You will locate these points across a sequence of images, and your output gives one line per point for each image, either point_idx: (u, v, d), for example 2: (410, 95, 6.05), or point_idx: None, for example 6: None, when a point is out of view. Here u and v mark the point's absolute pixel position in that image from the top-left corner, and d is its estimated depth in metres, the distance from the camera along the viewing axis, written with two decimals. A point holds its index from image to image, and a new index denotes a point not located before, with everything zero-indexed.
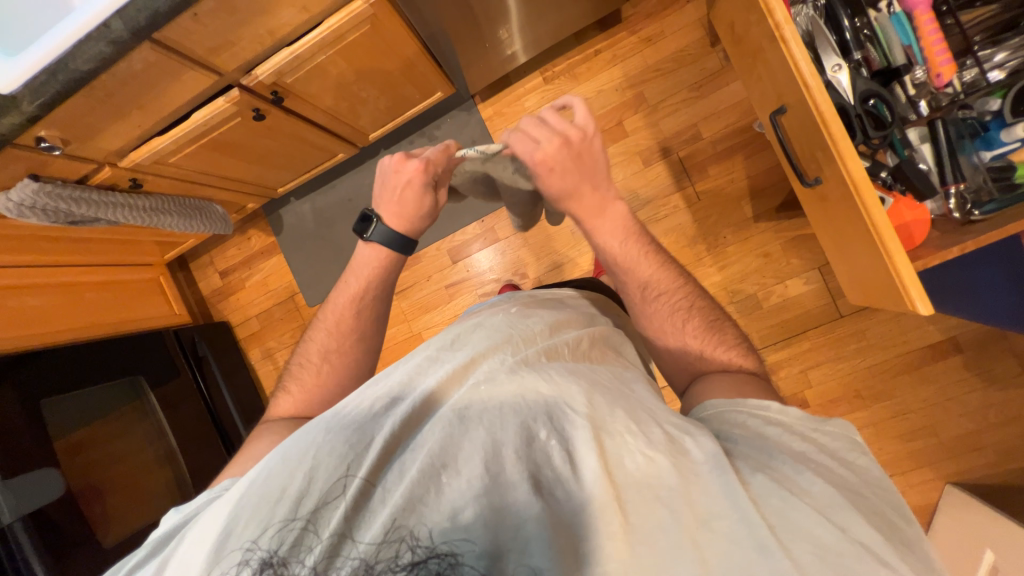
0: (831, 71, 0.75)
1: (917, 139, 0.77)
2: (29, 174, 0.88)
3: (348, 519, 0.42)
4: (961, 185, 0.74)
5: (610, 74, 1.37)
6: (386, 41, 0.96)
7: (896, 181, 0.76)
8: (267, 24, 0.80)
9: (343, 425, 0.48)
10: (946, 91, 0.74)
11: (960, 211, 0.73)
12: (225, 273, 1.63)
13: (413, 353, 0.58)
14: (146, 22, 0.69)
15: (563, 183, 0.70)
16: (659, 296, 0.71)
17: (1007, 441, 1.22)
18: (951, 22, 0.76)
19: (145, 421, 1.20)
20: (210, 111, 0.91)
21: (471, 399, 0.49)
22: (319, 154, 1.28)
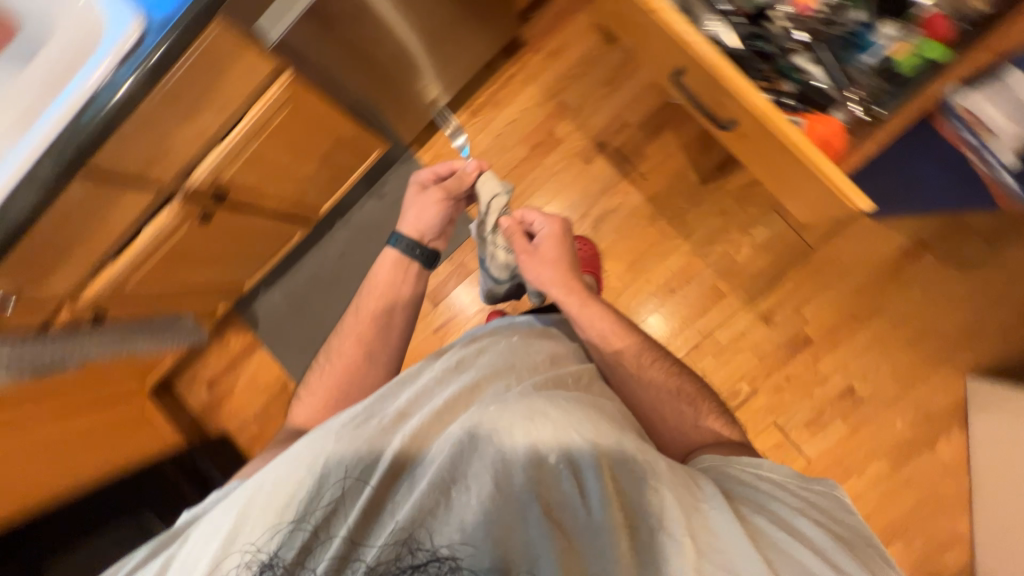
0: (711, 25, 0.81)
1: (806, 62, 0.80)
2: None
3: (366, 529, 0.50)
4: (857, 89, 0.79)
5: (530, 91, 1.45)
6: (312, 116, 1.00)
7: (804, 105, 0.82)
8: (193, 128, 0.83)
9: (361, 440, 0.55)
10: (814, 15, 0.80)
11: (865, 112, 0.79)
12: (213, 383, 1.59)
13: (425, 380, 0.64)
14: (74, 154, 0.71)
15: (554, 247, 0.90)
16: (651, 363, 0.82)
17: (1003, 319, 1.25)
18: None
19: None
20: (157, 225, 0.93)
21: (481, 420, 0.53)
22: (276, 239, 1.30)
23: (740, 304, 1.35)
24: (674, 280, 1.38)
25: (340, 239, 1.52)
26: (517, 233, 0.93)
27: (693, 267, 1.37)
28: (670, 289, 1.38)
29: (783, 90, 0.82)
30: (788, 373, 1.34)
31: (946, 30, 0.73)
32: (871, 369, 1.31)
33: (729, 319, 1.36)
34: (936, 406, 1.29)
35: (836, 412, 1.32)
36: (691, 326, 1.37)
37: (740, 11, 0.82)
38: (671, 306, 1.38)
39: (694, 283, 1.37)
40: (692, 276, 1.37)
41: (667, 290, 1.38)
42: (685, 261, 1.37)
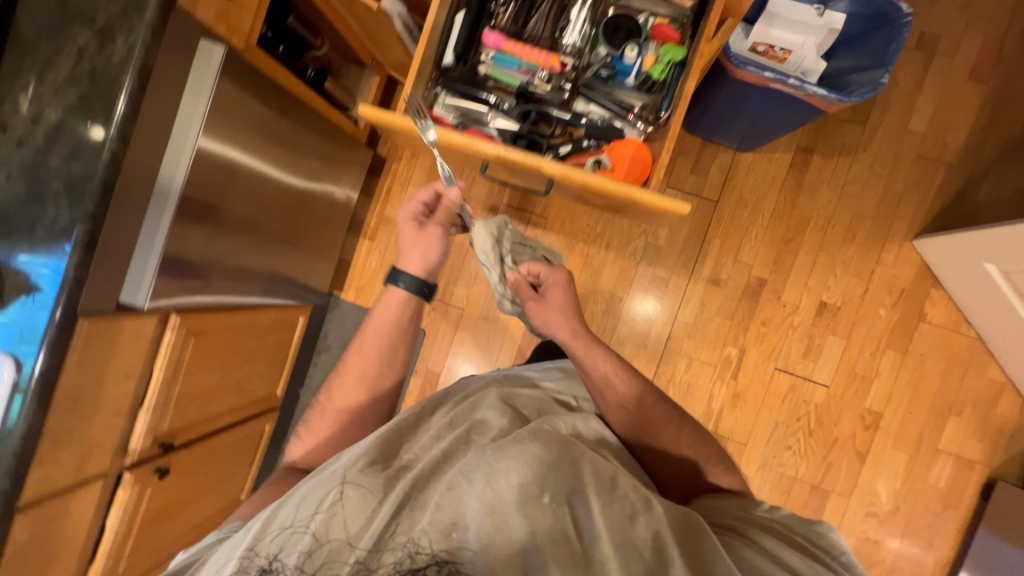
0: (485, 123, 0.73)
1: (585, 107, 0.73)
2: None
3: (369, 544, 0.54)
4: (636, 110, 0.71)
5: (410, 194, 1.52)
6: (218, 331, 1.04)
7: (600, 139, 0.71)
8: (110, 410, 0.85)
9: (372, 474, 0.60)
10: (567, 68, 0.72)
11: (652, 124, 0.71)
12: None
13: (422, 434, 0.71)
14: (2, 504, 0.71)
15: (560, 299, 0.92)
16: (652, 405, 0.88)
17: (909, 177, 1.30)
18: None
19: None
20: (119, 507, 0.93)
21: (479, 462, 0.59)
22: (247, 442, 1.30)
23: (686, 279, 1.38)
24: (618, 288, 1.40)
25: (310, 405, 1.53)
26: (521, 284, 0.95)
27: (628, 269, 1.40)
28: (620, 298, 1.40)
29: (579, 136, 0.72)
30: (762, 317, 1.35)
31: (676, 35, 0.69)
32: (829, 277, 1.33)
33: (684, 297, 1.38)
34: (903, 280, 1.31)
35: (823, 331, 1.33)
36: (655, 321, 1.39)
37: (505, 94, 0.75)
38: (628, 313, 1.40)
39: (636, 282, 1.40)
40: (631, 277, 1.40)
41: (617, 300, 1.40)
42: (619, 268, 1.41)
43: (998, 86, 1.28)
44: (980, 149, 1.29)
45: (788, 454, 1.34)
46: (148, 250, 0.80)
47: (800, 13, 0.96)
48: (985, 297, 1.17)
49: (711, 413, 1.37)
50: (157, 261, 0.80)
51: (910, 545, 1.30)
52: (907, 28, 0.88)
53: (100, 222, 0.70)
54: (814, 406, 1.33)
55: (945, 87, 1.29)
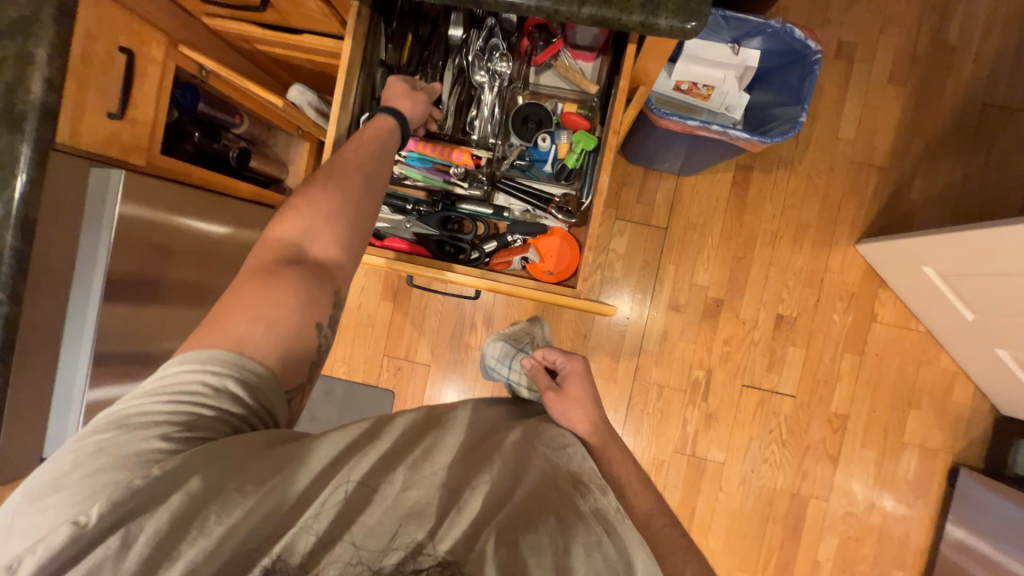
0: (408, 230, 0.77)
1: (504, 201, 0.78)
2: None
3: (388, 551, 0.48)
4: (553, 201, 0.75)
5: None
6: None
7: (524, 234, 0.76)
8: None
9: (422, 476, 0.56)
10: (482, 163, 0.75)
11: (573, 215, 0.75)
12: None
13: (479, 444, 0.67)
14: None
15: (584, 393, 0.89)
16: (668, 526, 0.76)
17: (844, 184, 1.34)
18: (443, 92, 0.74)
19: None
20: None
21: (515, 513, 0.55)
22: None
23: (646, 309, 1.39)
24: (582, 325, 1.40)
25: None
26: (539, 372, 0.94)
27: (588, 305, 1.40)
28: (584, 335, 1.39)
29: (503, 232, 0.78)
30: (724, 337, 1.37)
31: (586, 122, 0.73)
32: (783, 289, 1.36)
33: (646, 326, 1.39)
34: (851, 284, 1.34)
35: (782, 343, 1.36)
36: (622, 353, 1.39)
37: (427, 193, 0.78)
38: (595, 348, 1.40)
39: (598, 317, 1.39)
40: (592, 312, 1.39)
41: (583, 337, 1.40)
42: None
43: (918, 86, 1.32)
44: (907, 150, 1.33)
45: (766, 467, 1.36)
46: (66, 407, 0.73)
47: (721, 54, 0.96)
48: (927, 295, 1.21)
49: (687, 436, 1.38)
50: (80, 419, 0.74)
51: (888, 537, 1.34)
52: (818, 66, 0.89)
53: (5, 389, 0.65)
54: (784, 416, 1.36)
55: (869, 92, 1.32)
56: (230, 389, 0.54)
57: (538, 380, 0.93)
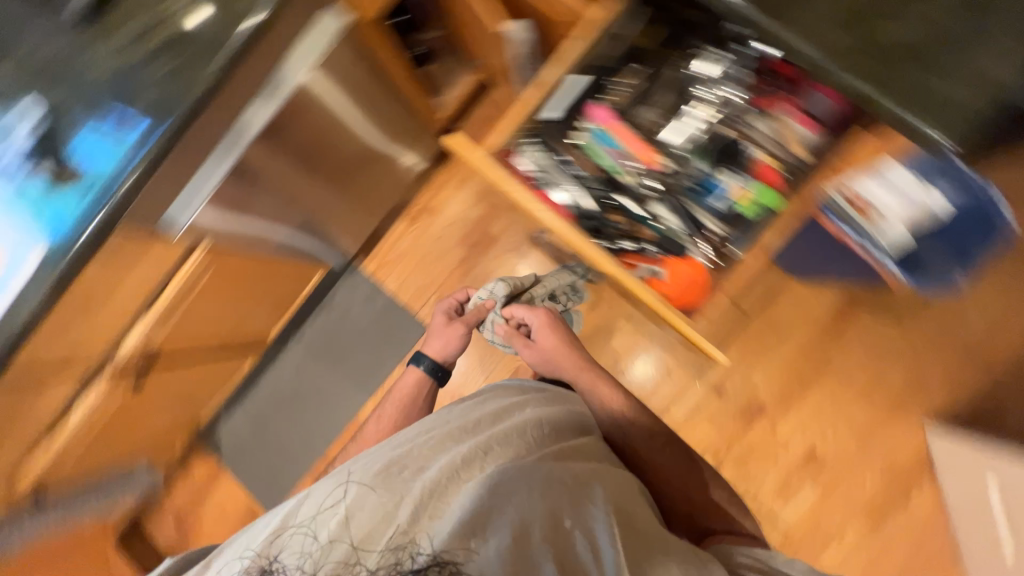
0: (567, 196, 0.87)
1: (660, 210, 0.86)
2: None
3: (375, 554, 0.54)
4: (706, 230, 0.84)
5: (463, 195, 1.52)
6: (236, 269, 1.05)
7: (662, 248, 0.86)
8: (112, 313, 0.86)
9: (399, 474, 0.60)
10: (659, 169, 0.86)
11: (717, 254, 0.83)
12: (177, 516, 1.56)
13: (460, 432, 0.69)
14: None
15: (552, 336, 0.97)
16: (660, 448, 0.89)
17: (943, 364, 1.28)
18: (647, 106, 0.89)
19: None
20: (87, 402, 0.95)
21: (500, 481, 0.60)
22: (224, 372, 1.32)
23: (690, 377, 1.36)
24: (623, 360, 1.39)
25: (295, 355, 1.55)
26: (513, 334, 0.98)
27: (639, 345, 1.39)
28: (621, 370, 1.39)
29: (645, 238, 0.87)
30: (748, 441, 1.34)
31: (774, 178, 0.81)
32: (829, 429, 1.31)
33: (682, 392, 1.36)
34: (898, 459, 1.28)
35: (801, 477, 1.31)
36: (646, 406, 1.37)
37: (596, 170, 0.89)
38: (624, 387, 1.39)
39: (642, 361, 1.38)
40: (639, 354, 1.38)
41: (619, 371, 1.39)
42: (631, 341, 1.39)
43: None
44: None
45: None
46: (209, 171, 0.83)
47: (907, 183, 0.75)
48: (972, 508, 1.15)
49: None
50: (213, 185, 0.83)
51: None
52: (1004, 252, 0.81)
53: (178, 137, 0.74)
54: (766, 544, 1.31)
55: None
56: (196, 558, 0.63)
57: (515, 343, 0.98)
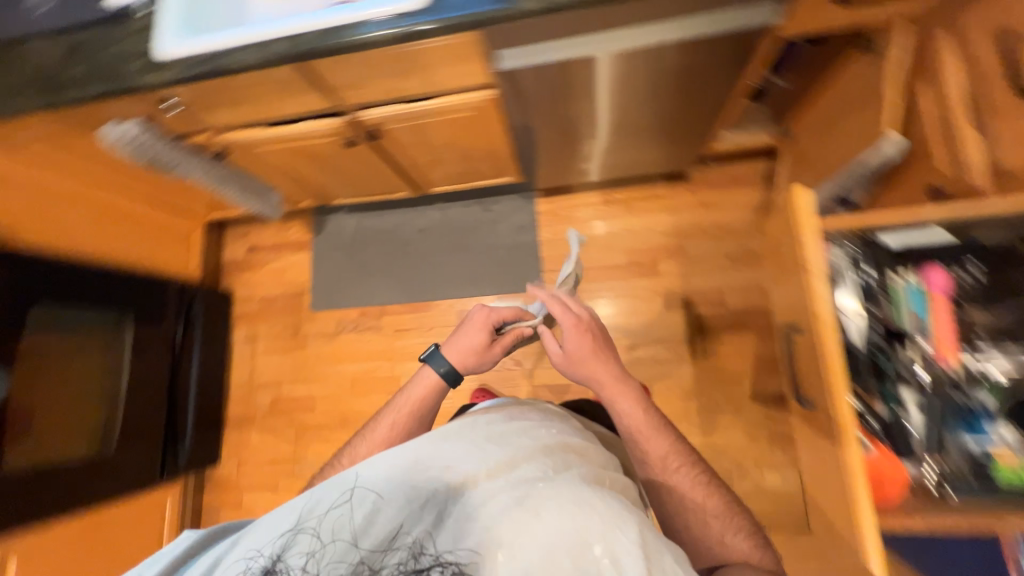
0: (846, 313, 0.81)
1: (910, 402, 0.78)
2: (108, 122, 1.01)
3: (384, 561, 0.61)
4: (938, 457, 0.76)
5: (663, 219, 1.47)
6: (481, 126, 1.09)
7: (882, 431, 0.79)
8: (392, 84, 0.92)
9: (404, 484, 0.65)
10: (947, 371, 0.78)
11: (937, 487, 0.74)
12: (253, 250, 1.74)
13: (474, 439, 0.72)
14: (303, 53, 0.79)
15: (586, 348, 0.88)
16: (677, 467, 0.85)
17: None
18: (981, 311, 0.80)
19: (108, 351, 1.28)
20: (312, 125, 1.04)
21: (526, 496, 0.63)
22: (383, 186, 1.39)
23: None
24: None
25: (429, 217, 1.61)
26: (548, 340, 0.92)
27: None
28: None
29: (873, 410, 0.80)
30: None
31: None
32: None
33: None
34: None
35: None
36: None
37: (884, 319, 0.82)
38: None
39: None
40: None
41: None
42: None
43: None
44: None
45: None
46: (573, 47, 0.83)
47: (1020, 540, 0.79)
48: None
49: None
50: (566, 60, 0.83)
51: None
52: None
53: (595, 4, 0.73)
54: None
55: None
56: (213, 531, 0.69)
57: (551, 344, 0.92)
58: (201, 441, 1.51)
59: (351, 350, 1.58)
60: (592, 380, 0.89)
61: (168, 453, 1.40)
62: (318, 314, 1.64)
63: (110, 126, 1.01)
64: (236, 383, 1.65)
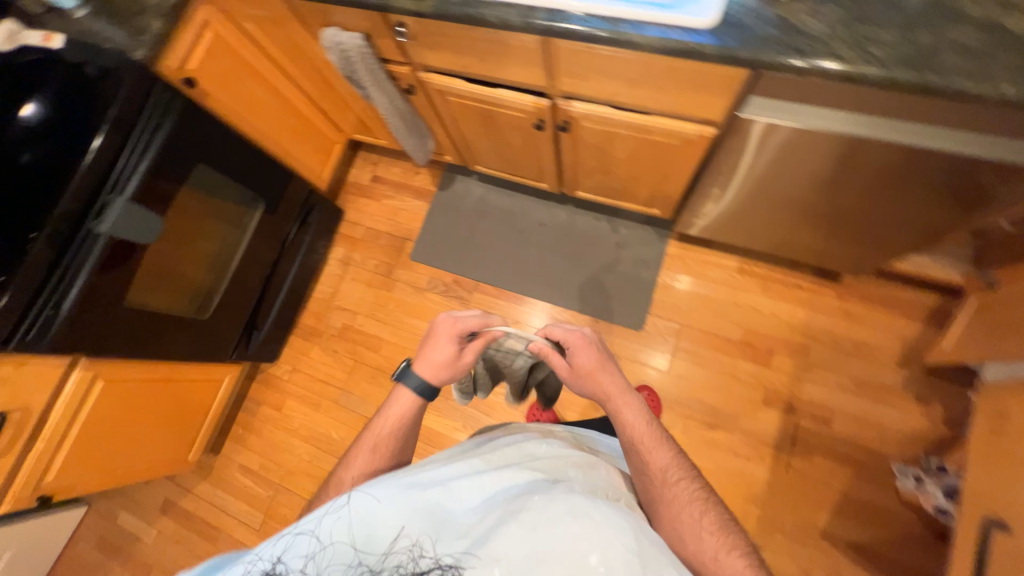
0: None
1: None
2: (331, 25, 1.01)
3: (376, 566, 0.55)
4: None
5: (795, 311, 1.35)
6: (672, 156, 1.02)
7: None
8: (616, 87, 0.87)
9: (402, 488, 0.60)
10: None
11: None
12: (376, 180, 1.77)
13: (471, 454, 0.69)
14: (559, 30, 0.75)
15: (595, 360, 0.79)
16: (678, 481, 0.71)
17: None
18: None
19: (235, 226, 1.32)
20: (512, 96, 1.01)
21: (525, 501, 0.57)
22: (532, 171, 1.36)
23: None
24: None
25: (554, 215, 1.57)
26: (549, 355, 0.81)
27: None
28: None
29: None
30: None
31: None
32: None
33: None
34: None
35: None
36: None
37: None
38: None
39: None
40: None
41: None
42: None
43: None
44: None
45: None
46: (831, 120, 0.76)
47: None
48: None
49: None
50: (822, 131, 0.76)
51: None
52: None
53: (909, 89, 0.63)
54: None
55: None
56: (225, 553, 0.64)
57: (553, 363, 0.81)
58: (270, 337, 1.56)
59: (433, 311, 1.58)
60: (598, 397, 0.78)
61: (242, 338, 1.45)
62: (413, 264, 1.65)
63: (330, 30, 1.01)
64: (317, 296, 1.69)
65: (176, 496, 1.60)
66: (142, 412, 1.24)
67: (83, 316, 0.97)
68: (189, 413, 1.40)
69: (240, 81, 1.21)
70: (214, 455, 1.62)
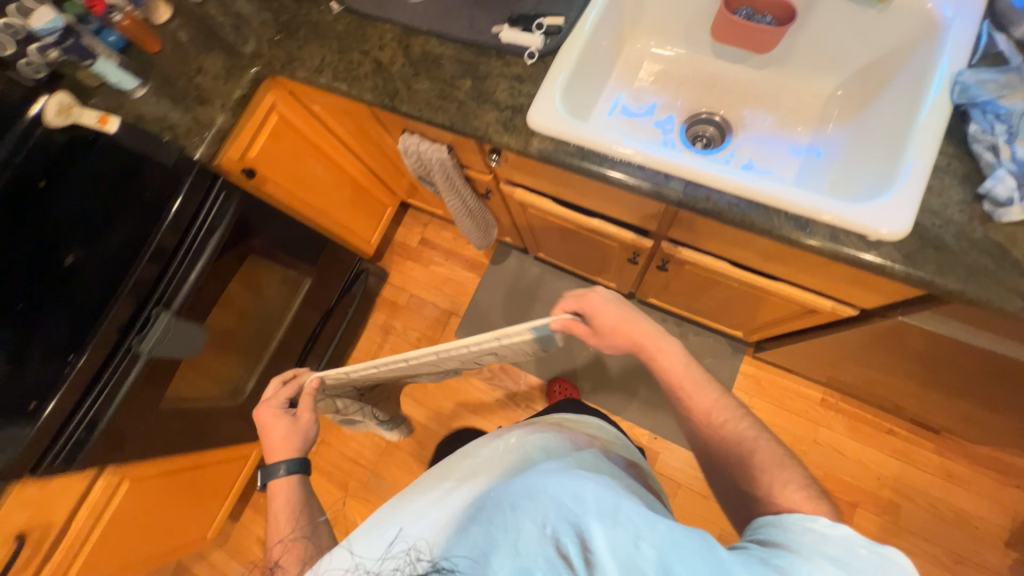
0: None
1: None
2: (410, 130, 0.89)
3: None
4: None
5: (885, 459, 1.21)
6: (786, 312, 0.89)
7: None
8: (745, 254, 0.74)
9: (387, 521, 0.53)
10: None
11: None
12: (425, 243, 1.67)
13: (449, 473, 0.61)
14: (698, 207, 0.64)
15: (615, 315, 0.69)
16: (726, 423, 0.60)
17: None
18: None
19: (282, 313, 1.20)
20: (610, 228, 0.89)
21: (490, 499, 0.49)
22: (603, 274, 1.24)
23: None
24: None
25: None
26: (572, 326, 0.68)
27: None
28: None
29: None
30: None
31: None
32: None
33: None
34: None
35: None
36: None
37: None
38: None
39: None
40: None
41: None
42: None
43: None
44: None
45: None
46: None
47: None
48: None
49: None
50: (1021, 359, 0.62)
51: None
52: None
53: None
54: None
55: None
56: None
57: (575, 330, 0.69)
58: None
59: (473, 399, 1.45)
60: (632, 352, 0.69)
61: None
62: None
63: (411, 135, 0.89)
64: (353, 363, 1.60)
65: (189, 562, 1.53)
66: (166, 503, 1.15)
67: (117, 432, 0.89)
68: (214, 491, 1.33)
69: (302, 160, 1.12)
70: (234, 521, 1.55)
